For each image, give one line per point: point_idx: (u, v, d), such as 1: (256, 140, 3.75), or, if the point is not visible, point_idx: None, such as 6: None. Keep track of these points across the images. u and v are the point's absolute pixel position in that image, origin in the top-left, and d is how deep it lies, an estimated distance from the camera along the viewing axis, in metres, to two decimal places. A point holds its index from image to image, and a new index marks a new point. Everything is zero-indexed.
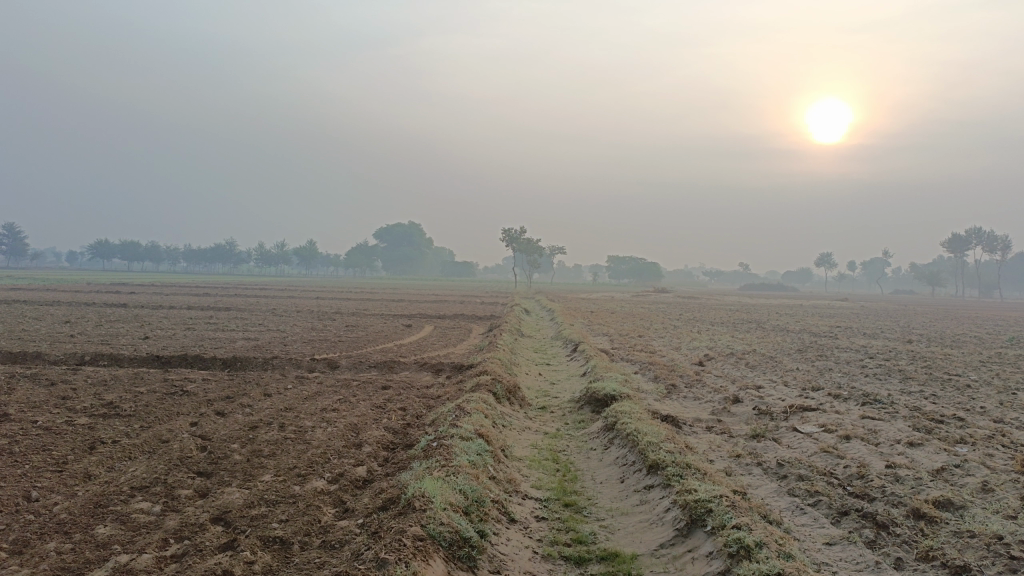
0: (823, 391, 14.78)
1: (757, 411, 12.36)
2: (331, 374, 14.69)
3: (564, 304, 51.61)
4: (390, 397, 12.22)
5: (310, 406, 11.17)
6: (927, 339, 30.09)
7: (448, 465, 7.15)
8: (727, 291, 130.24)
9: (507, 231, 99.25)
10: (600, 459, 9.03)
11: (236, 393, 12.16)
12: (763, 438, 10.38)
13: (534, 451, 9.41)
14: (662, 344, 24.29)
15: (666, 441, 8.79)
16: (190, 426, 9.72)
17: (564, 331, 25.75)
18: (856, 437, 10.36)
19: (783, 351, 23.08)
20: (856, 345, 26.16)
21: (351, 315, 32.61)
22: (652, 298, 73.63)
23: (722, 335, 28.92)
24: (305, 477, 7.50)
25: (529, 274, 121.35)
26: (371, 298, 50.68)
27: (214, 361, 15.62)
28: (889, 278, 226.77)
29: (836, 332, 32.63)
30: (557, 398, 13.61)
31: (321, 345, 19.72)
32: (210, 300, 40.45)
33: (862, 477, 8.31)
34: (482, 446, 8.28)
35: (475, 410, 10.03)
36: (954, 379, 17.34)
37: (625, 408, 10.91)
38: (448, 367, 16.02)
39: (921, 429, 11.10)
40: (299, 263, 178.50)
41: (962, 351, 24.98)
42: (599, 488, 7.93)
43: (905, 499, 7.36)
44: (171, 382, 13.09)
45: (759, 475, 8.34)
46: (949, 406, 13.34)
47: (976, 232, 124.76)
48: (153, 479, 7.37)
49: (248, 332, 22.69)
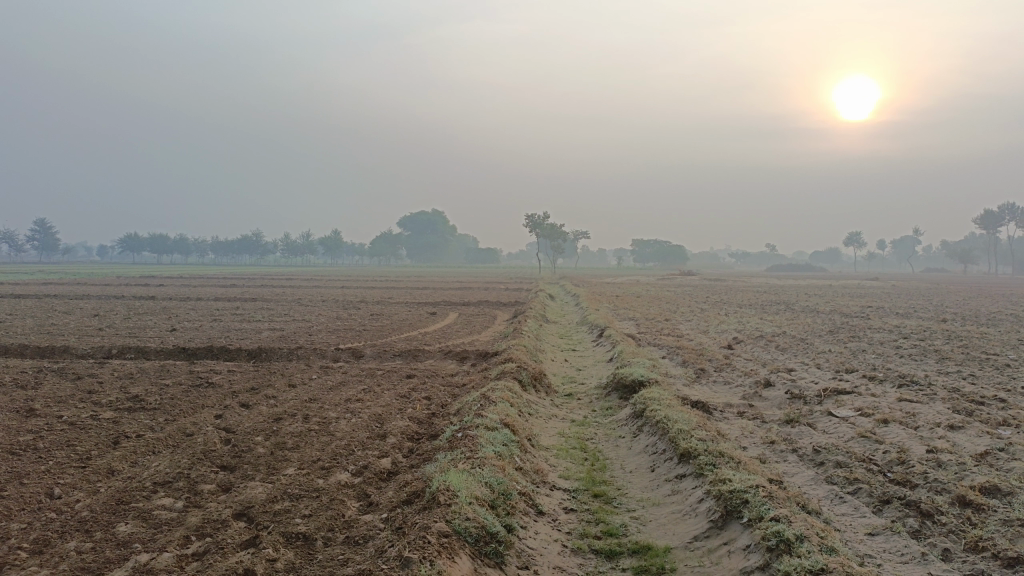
0: (857, 374, 14.40)
1: (790, 395, 12.05)
2: (356, 364, 14.60)
3: (589, 288, 51.27)
4: (415, 386, 12.09)
5: (334, 396, 11.06)
6: (962, 317, 29.41)
7: (473, 457, 6.97)
8: (754, 273, 128.83)
9: (530, 217, 98.89)
10: (629, 448, 8.82)
11: (260, 384, 12.10)
12: (797, 423, 10.09)
13: (561, 440, 9.21)
14: (689, 328, 23.95)
15: (697, 428, 8.54)
16: (214, 419, 9.65)
17: (589, 316, 25.51)
18: (894, 420, 10.03)
19: (814, 332, 22.62)
20: (888, 325, 25.60)
21: (376, 304, 32.56)
22: (678, 281, 73.13)
23: (750, 317, 28.50)
24: (328, 469, 7.37)
25: (553, 260, 120.83)
26: (395, 286, 50.69)
27: (239, 352, 15.61)
28: (920, 257, 222.93)
29: (867, 312, 32.02)
30: (584, 385, 13.41)
31: (345, 334, 19.67)
32: (236, 291, 40.68)
33: (902, 462, 8.00)
34: (508, 436, 8.09)
35: (501, 399, 9.85)
36: (993, 359, 16.85)
37: (654, 394, 10.67)
38: (472, 355, 15.86)
39: (962, 411, 10.73)
40: (324, 253, 179.61)
41: (999, 329, 24.34)
42: (629, 477, 7.71)
43: (950, 486, 7.06)
44: (197, 374, 13.08)
45: (794, 463, 8.06)
46: (989, 387, 12.91)
47: (1009, 208, 121.86)
48: (176, 474, 7.29)
49: (274, 323, 22.73)
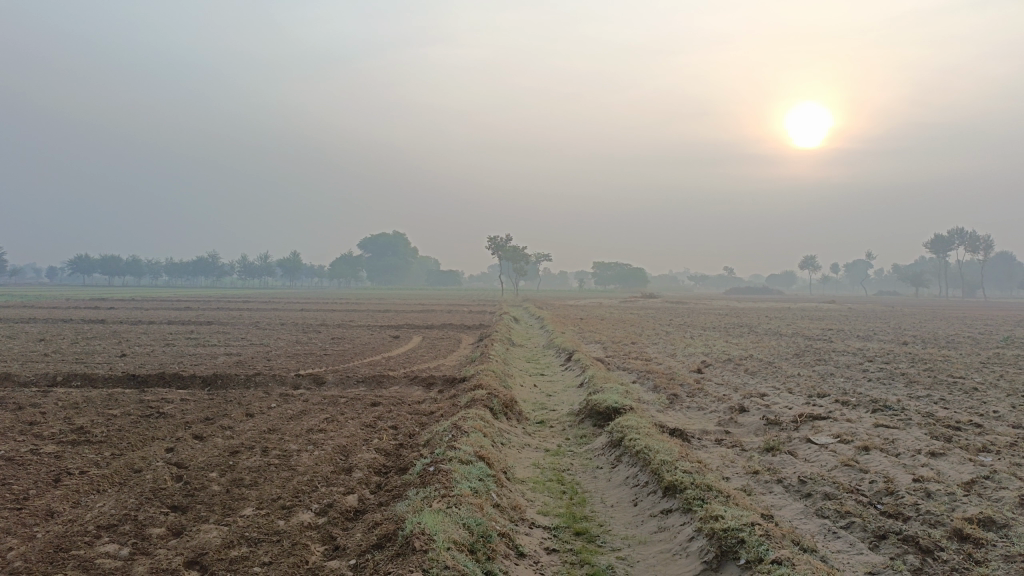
0: (829, 398, 14.24)
1: (766, 421, 11.79)
2: (317, 391, 13.97)
3: (552, 310, 51.12)
4: (381, 414, 11.56)
5: (295, 426, 10.49)
6: (922, 341, 29.62)
7: (448, 495, 6.50)
8: (713, 297, 130.09)
9: (492, 240, 98.70)
10: (609, 479, 8.42)
11: (216, 414, 11.44)
12: (778, 451, 9.81)
13: (537, 471, 8.78)
14: (657, 351, 23.75)
15: (681, 459, 8.18)
16: (165, 453, 9.00)
17: (555, 340, 25.13)
18: (874, 448, 9.81)
19: (781, 356, 22.54)
20: (853, 348, 25.69)
21: (337, 327, 31.84)
22: (639, 304, 73.33)
23: (716, 341, 28.40)
24: (289, 509, 6.82)
25: (516, 282, 120.61)
26: (356, 309, 49.84)
27: (193, 379, 14.86)
28: (873, 280, 227.85)
29: (830, 335, 32.22)
30: (556, 411, 13.00)
31: (306, 359, 18.98)
32: (190, 314, 39.45)
33: (891, 493, 7.71)
34: (484, 470, 7.64)
35: (473, 429, 9.39)
36: (960, 382, 16.85)
37: (631, 422, 10.30)
38: (439, 380, 15.35)
39: (940, 437, 10.56)
40: (283, 275, 177.06)
41: (961, 352, 24.55)
42: (611, 512, 7.30)
43: (944, 519, 6.78)
44: (147, 403, 12.34)
45: (780, 495, 7.74)
46: (962, 411, 12.80)
47: (958, 232, 125.17)
48: (122, 517, 6.67)
49: (230, 348, 21.88)
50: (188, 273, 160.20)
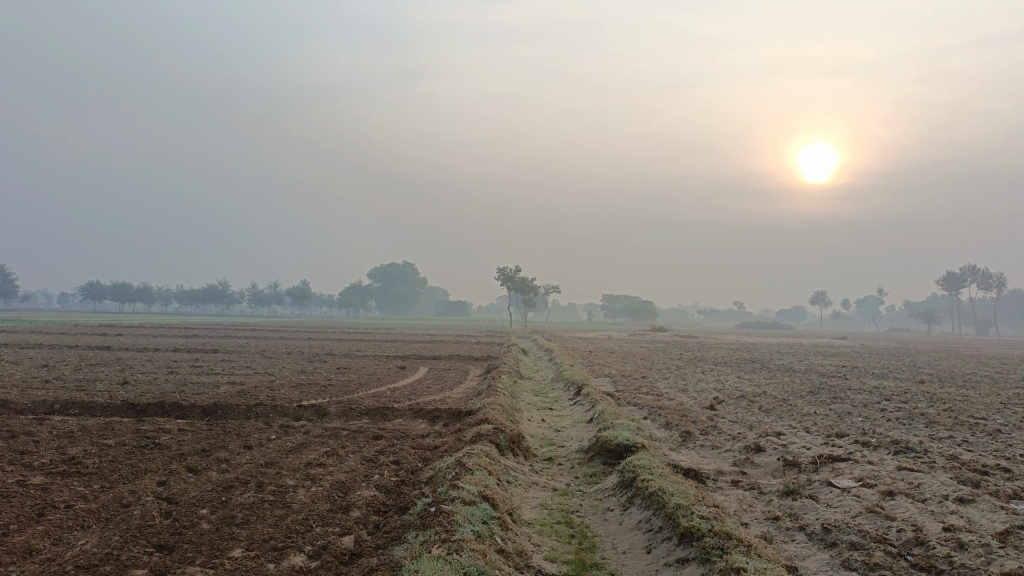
0: (848, 439, 13.74)
1: (783, 462, 11.32)
2: (318, 423, 13.59)
3: (561, 343, 50.68)
4: (383, 449, 11.16)
5: (294, 460, 10.09)
6: (939, 379, 28.95)
7: (449, 540, 6.08)
8: (722, 331, 129.19)
9: (502, 271, 98.80)
10: (620, 523, 8.00)
11: (213, 445, 11.06)
12: (797, 495, 9.36)
13: (544, 512, 8.36)
14: (668, 386, 23.26)
15: (697, 503, 7.75)
16: (156, 487, 8.61)
17: (564, 373, 24.66)
18: (899, 492, 9.33)
19: (795, 393, 21.99)
20: (868, 386, 25.10)
21: (343, 356, 31.46)
22: (648, 337, 72.79)
23: (728, 376, 27.82)
24: (281, 551, 6.42)
25: (525, 314, 120.18)
26: (364, 338, 49.58)
27: (192, 409, 14.49)
28: (884, 317, 226.30)
29: (844, 372, 31.60)
30: (564, 448, 12.55)
31: (309, 389, 18.58)
32: (196, 342, 39.16)
33: (921, 543, 7.22)
34: (489, 511, 7.23)
35: (478, 466, 8.98)
36: (983, 424, 16.28)
37: (644, 461, 9.87)
38: (445, 414, 14.91)
39: (967, 482, 10.05)
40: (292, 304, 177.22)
41: (980, 391, 23.91)
42: (623, 560, 6.87)
43: (981, 574, 6.28)
44: (143, 433, 11.98)
45: (803, 545, 7.30)
46: (987, 455, 12.25)
47: (970, 269, 124.32)
48: (103, 556, 6.28)
49: (233, 377, 21.51)
50: (197, 300, 160.32)
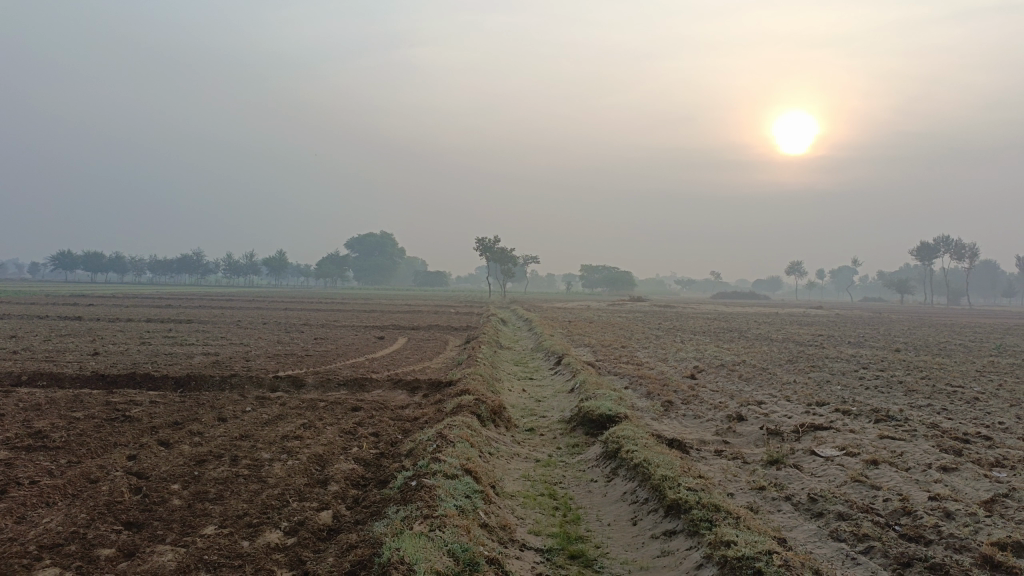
0: (829, 407, 13.72)
1: (766, 431, 11.25)
2: (295, 394, 13.32)
3: (540, 313, 50.62)
4: (361, 420, 10.92)
5: (269, 433, 9.82)
6: (915, 348, 29.26)
7: (432, 516, 5.88)
8: (698, 301, 130.01)
9: (480, 240, 98.40)
10: (605, 494, 7.85)
11: (186, 418, 10.76)
12: (782, 465, 9.28)
13: (527, 485, 8.19)
14: (647, 355, 23.24)
15: (683, 474, 7.61)
16: (126, 462, 8.32)
17: (544, 343, 24.53)
18: (883, 461, 9.27)
19: (774, 362, 22.04)
20: (845, 355, 25.24)
21: (320, 327, 31.05)
22: (626, 307, 72.87)
23: (707, 345, 27.86)
24: (255, 528, 6.18)
25: (504, 285, 119.86)
26: (342, 308, 49.12)
27: (165, 380, 14.14)
28: (858, 287, 229.08)
29: (822, 341, 31.81)
30: (546, 418, 12.41)
31: (286, 360, 18.26)
32: (169, 312, 38.53)
33: (908, 513, 7.14)
34: (471, 485, 7.04)
35: (459, 438, 8.78)
36: (960, 391, 16.38)
37: (627, 431, 9.72)
38: (424, 384, 14.69)
39: (950, 450, 10.03)
40: (268, 274, 175.65)
41: (956, 360, 24.15)
42: (608, 532, 6.74)
43: (970, 544, 6.20)
44: (113, 405, 11.63)
45: (790, 516, 7.21)
46: (967, 423, 12.26)
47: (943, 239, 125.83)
48: (68, 535, 5.99)
49: (207, 347, 21.12)
50: (171, 271, 157.96)
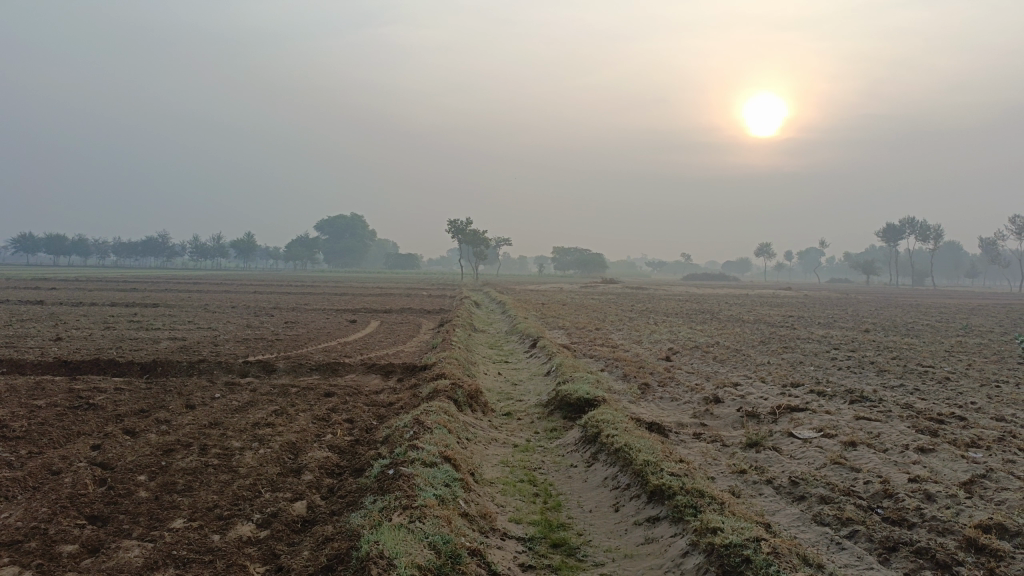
0: (804, 388, 13.77)
1: (743, 413, 11.22)
2: (266, 380, 13.04)
3: (513, 295, 50.51)
4: (335, 406, 10.68)
5: (240, 420, 9.55)
6: (883, 328, 29.63)
7: (411, 506, 5.69)
8: (669, 283, 130.87)
9: (453, 223, 97.95)
10: (585, 480, 7.73)
11: (153, 405, 10.44)
12: (761, 447, 9.23)
13: (506, 471, 8.04)
14: (622, 337, 23.22)
15: (665, 460, 7.50)
16: (90, 452, 8.00)
17: (518, 326, 24.41)
18: (861, 443, 9.26)
19: (747, 343, 22.16)
20: (816, 335, 25.46)
21: (291, 310, 30.58)
22: (598, 289, 73.09)
23: (680, 327, 27.96)
24: (226, 521, 5.95)
25: (475, 267, 119.15)
26: (312, 292, 48.45)
27: (131, 366, 13.74)
28: (825, 268, 232.37)
29: (793, 322, 32.10)
30: (522, 402, 12.28)
31: (256, 345, 17.91)
32: (134, 296, 37.71)
33: (889, 495, 7.10)
34: (450, 473, 6.86)
35: (436, 424, 8.59)
36: (931, 371, 16.57)
37: (606, 415, 9.59)
38: (398, 369, 14.48)
39: (925, 431, 10.07)
40: (236, 257, 173.22)
41: (924, 340, 24.50)
42: (590, 519, 6.61)
43: (953, 526, 6.17)
44: (77, 393, 11.25)
45: (771, 499, 7.15)
46: (940, 403, 12.35)
47: (908, 221, 127.85)
48: (28, 531, 5.69)
49: (174, 332, 20.62)
50: (135, 254, 154.86)
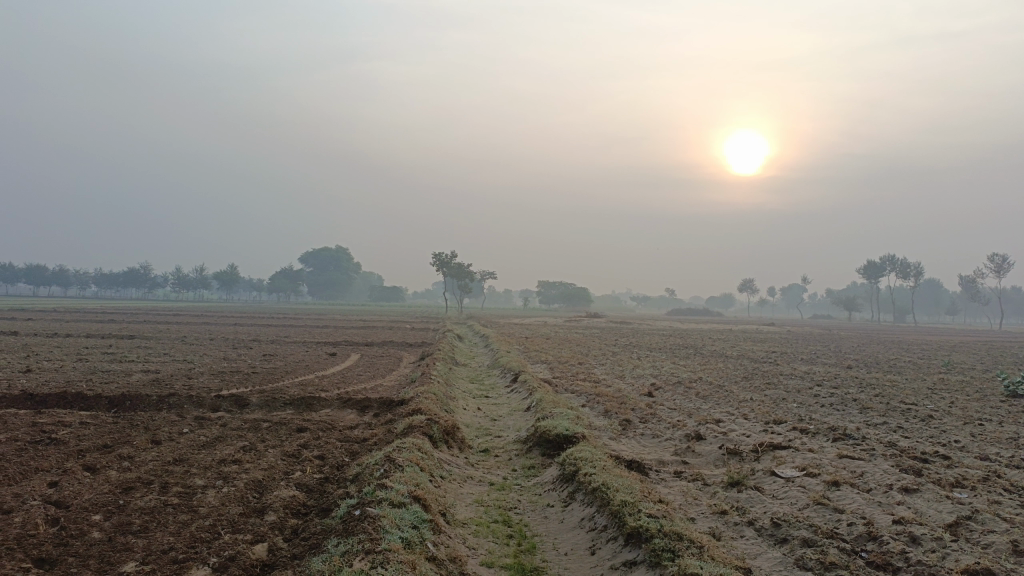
0: (786, 425, 13.58)
1: (725, 451, 11.02)
2: (238, 414, 12.68)
3: (497, 329, 50.22)
4: (307, 442, 10.38)
5: (206, 457, 9.22)
6: (866, 365, 29.52)
7: (373, 551, 5.43)
8: (653, 318, 130.96)
9: (437, 256, 97.87)
10: (561, 520, 7.48)
11: (117, 440, 10.09)
12: (743, 486, 9.02)
13: (480, 511, 7.76)
14: (605, 372, 22.99)
15: (644, 500, 7.27)
16: (45, 490, 7.65)
17: (500, 360, 24.10)
18: (844, 482, 9.08)
19: (731, 379, 22.00)
20: (799, 372, 25.36)
21: (270, 343, 30.13)
22: (583, 323, 72.97)
23: (664, 362, 27.75)
24: (180, 565, 5.63)
25: (461, 302, 118.66)
26: (293, 324, 47.96)
27: (99, 400, 13.35)
28: (808, 304, 233.83)
29: (776, 358, 31.98)
30: (501, 438, 12.01)
31: (231, 378, 17.52)
32: (110, 327, 37.07)
33: (874, 539, 6.89)
34: (419, 514, 6.59)
35: (408, 462, 8.31)
36: (914, 409, 16.44)
37: (584, 453, 9.35)
38: (375, 403, 14.17)
39: (910, 470, 9.90)
40: (218, 288, 171.88)
41: (907, 377, 24.46)
42: (565, 563, 6.35)
43: (939, 572, 5.96)
44: (39, 427, 10.86)
45: (753, 542, 6.93)
46: (924, 442, 12.21)
47: (890, 259, 129.09)
48: None
49: (149, 364, 20.16)
50: (117, 284, 153.17)
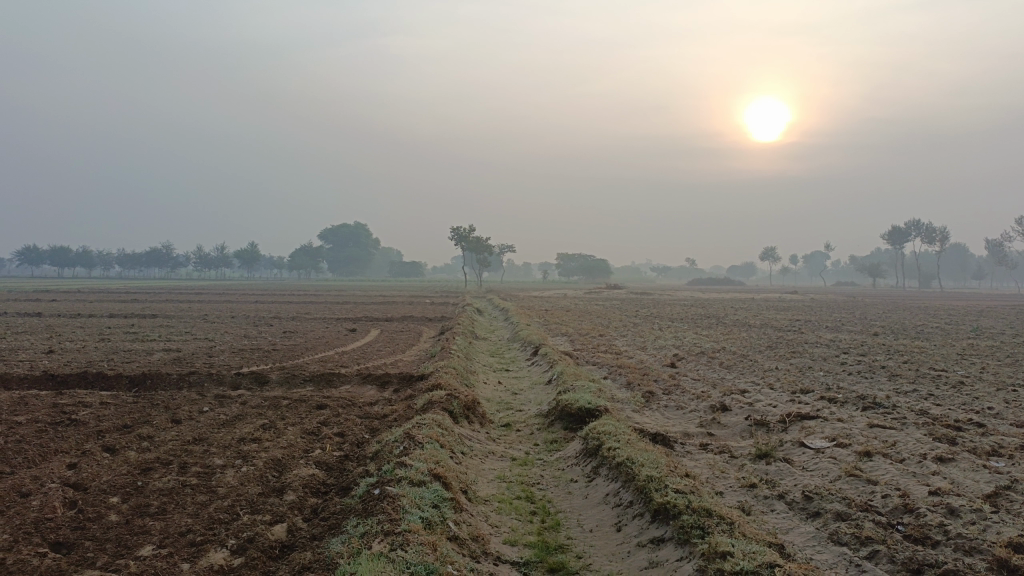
0: (813, 395, 13.30)
1: (752, 422, 10.77)
2: (258, 392, 12.62)
3: (517, 302, 49.95)
4: (326, 419, 10.28)
5: (226, 436, 9.13)
6: (892, 331, 29.06)
7: (393, 532, 5.28)
8: (672, 289, 130.17)
9: (455, 230, 97.71)
10: (586, 496, 7.30)
11: (136, 420, 10.04)
12: (771, 459, 8.79)
13: (502, 487, 7.61)
14: (626, 344, 22.76)
15: (671, 474, 7.07)
16: (63, 472, 7.59)
17: (520, 333, 23.93)
18: (876, 452, 8.81)
19: (754, 348, 21.69)
20: (824, 340, 24.94)
21: (291, 320, 30.14)
22: (603, 295, 72.62)
23: (686, 332, 27.46)
24: (198, 547, 5.52)
25: (480, 277, 118.37)
26: (314, 301, 48.01)
27: (120, 380, 13.34)
28: (830, 271, 231.29)
29: (800, 326, 31.56)
30: (522, 412, 11.87)
31: (251, 355, 17.48)
32: (132, 307, 37.27)
33: (910, 511, 6.65)
34: (440, 492, 6.44)
35: (429, 439, 8.17)
36: (944, 376, 16.07)
37: (608, 427, 9.15)
38: (395, 379, 14.07)
39: (943, 439, 9.60)
40: (240, 266, 172.88)
41: (934, 343, 24.03)
42: (590, 539, 6.18)
43: (981, 545, 5.71)
44: (60, 408, 10.84)
45: (784, 516, 6.73)
46: (956, 409, 11.89)
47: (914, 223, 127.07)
48: None
49: (170, 343, 20.18)
50: (139, 265, 154.54)
